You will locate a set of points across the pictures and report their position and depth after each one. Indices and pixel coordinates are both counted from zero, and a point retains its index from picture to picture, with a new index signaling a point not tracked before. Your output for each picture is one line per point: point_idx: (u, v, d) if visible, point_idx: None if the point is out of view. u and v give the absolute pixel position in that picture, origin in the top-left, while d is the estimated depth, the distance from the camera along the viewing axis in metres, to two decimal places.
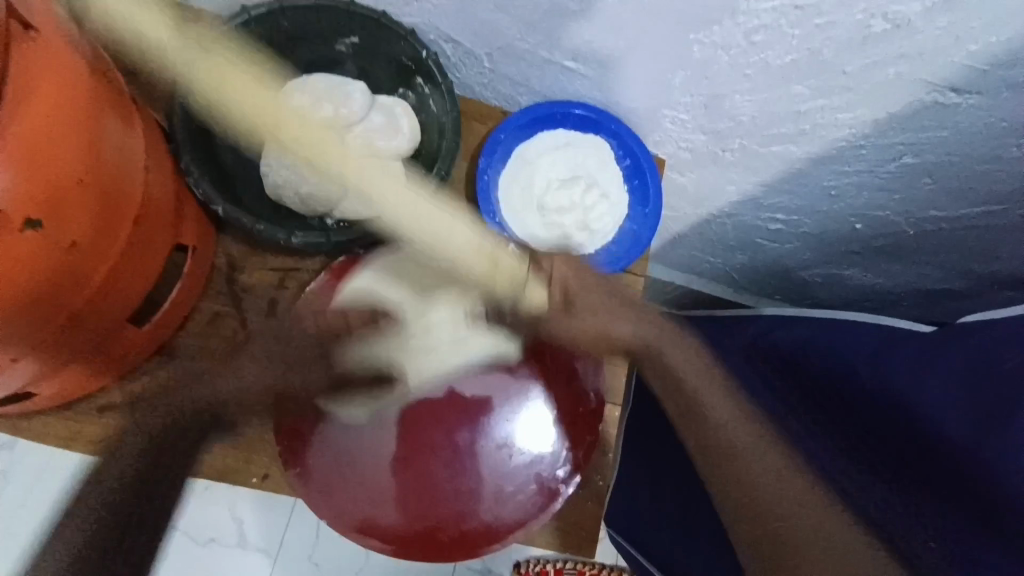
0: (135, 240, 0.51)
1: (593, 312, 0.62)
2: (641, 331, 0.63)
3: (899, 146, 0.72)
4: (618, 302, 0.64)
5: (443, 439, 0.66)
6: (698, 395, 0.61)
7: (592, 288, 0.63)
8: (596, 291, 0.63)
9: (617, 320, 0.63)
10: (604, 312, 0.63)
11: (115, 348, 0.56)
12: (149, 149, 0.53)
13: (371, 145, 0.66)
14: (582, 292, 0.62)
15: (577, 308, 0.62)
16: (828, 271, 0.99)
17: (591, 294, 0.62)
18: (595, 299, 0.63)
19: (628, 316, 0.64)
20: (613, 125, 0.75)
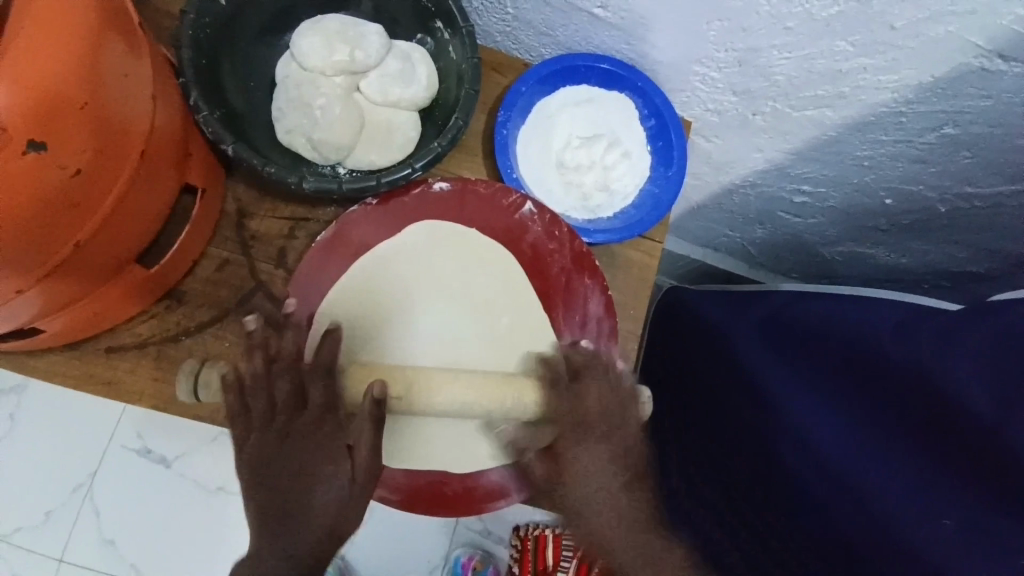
0: (141, 176, 0.49)
1: (574, 493, 0.58)
2: (605, 521, 0.57)
3: (941, 114, 0.69)
4: (607, 464, 0.59)
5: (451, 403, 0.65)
6: (632, 544, 0.55)
7: (585, 462, 0.59)
8: (585, 454, 0.59)
9: (598, 491, 0.58)
10: (587, 479, 0.58)
11: (124, 288, 0.55)
12: (157, 81, 0.51)
13: (386, 93, 0.65)
14: (571, 462, 0.59)
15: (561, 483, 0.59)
16: (850, 248, 0.96)
17: (586, 455, 0.59)
18: (580, 471, 0.58)
19: (603, 500, 0.57)
20: (640, 82, 0.72)
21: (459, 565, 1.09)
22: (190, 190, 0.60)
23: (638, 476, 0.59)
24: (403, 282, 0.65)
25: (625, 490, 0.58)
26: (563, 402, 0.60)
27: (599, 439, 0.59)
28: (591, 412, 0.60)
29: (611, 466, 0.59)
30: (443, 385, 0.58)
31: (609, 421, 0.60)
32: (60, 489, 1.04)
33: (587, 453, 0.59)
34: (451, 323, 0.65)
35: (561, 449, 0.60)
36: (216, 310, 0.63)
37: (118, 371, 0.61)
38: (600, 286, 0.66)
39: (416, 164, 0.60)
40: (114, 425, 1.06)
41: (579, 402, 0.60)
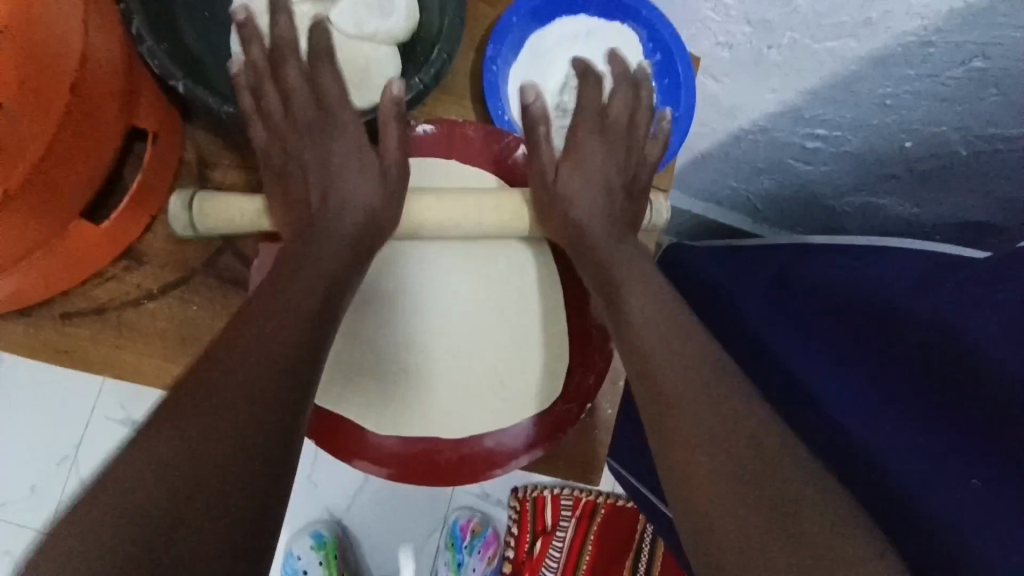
0: (80, 115, 0.43)
1: (570, 184, 0.59)
2: (610, 169, 0.61)
3: (972, 45, 0.62)
4: (607, 178, 0.60)
5: (450, 367, 0.61)
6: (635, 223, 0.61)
7: (591, 142, 0.62)
8: (597, 156, 0.61)
9: (589, 187, 0.60)
10: (583, 185, 0.59)
11: (72, 247, 0.49)
12: (90, 5, 0.44)
13: (359, 22, 0.57)
14: (584, 150, 0.61)
15: (577, 162, 0.60)
16: (862, 199, 0.90)
17: (591, 141, 0.61)
18: (590, 144, 0.61)
19: (604, 144, 0.62)
20: (646, 12, 0.64)
21: (457, 527, 1.07)
22: (143, 136, 0.54)
23: (636, 181, 0.62)
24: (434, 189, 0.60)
25: (622, 142, 0.62)
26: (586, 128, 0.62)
27: (608, 143, 0.62)
28: (617, 123, 0.62)
29: (614, 161, 0.61)
30: (461, 215, 0.57)
31: (624, 135, 0.62)
32: (45, 461, 1.01)
33: (595, 148, 0.61)
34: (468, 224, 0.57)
35: (579, 141, 0.61)
36: (180, 271, 0.57)
37: (80, 341, 0.56)
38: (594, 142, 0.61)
39: (396, 103, 0.54)
40: (95, 397, 1.02)
41: (607, 114, 0.62)
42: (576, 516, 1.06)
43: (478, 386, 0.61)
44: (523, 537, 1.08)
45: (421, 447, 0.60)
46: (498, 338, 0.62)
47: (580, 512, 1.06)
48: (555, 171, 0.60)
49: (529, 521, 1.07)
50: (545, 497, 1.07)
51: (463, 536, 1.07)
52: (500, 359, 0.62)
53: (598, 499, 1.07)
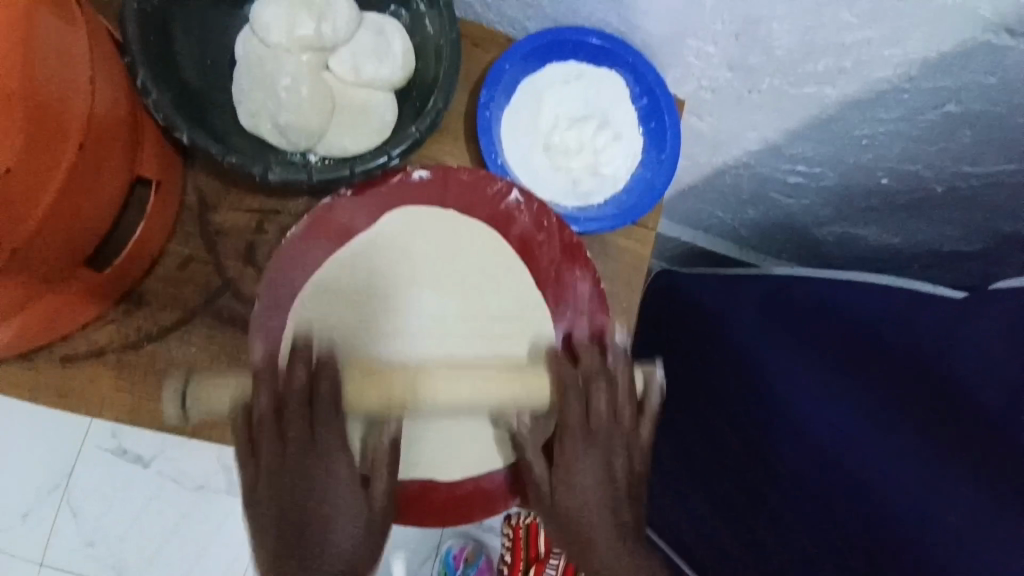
0: (85, 168, 0.44)
1: (565, 404, 0.53)
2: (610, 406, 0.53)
3: (945, 91, 0.65)
4: (603, 476, 0.53)
5: (446, 439, 0.61)
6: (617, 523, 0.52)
7: (575, 393, 0.53)
8: (580, 481, 0.52)
9: (589, 498, 0.52)
10: (582, 493, 0.52)
11: (74, 292, 0.51)
12: (96, 62, 0.46)
13: (357, 70, 0.59)
14: (573, 459, 0.52)
15: (561, 463, 0.53)
16: (843, 229, 0.93)
17: (584, 466, 0.52)
18: (575, 402, 0.53)
19: (604, 388, 0.53)
20: (631, 58, 0.67)
21: (451, 557, 1.08)
22: (145, 181, 0.55)
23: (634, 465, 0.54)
24: (436, 268, 0.62)
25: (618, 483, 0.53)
26: (574, 402, 0.53)
27: (602, 446, 0.53)
28: (599, 419, 0.53)
29: (606, 478, 0.53)
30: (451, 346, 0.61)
31: (608, 438, 0.53)
32: (34, 491, 1.00)
33: (585, 459, 0.52)
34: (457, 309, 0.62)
35: (565, 428, 0.53)
36: (180, 312, 0.58)
37: (78, 381, 0.57)
38: (591, 277, 0.62)
39: (393, 152, 0.56)
40: (86, 425, 1.01)
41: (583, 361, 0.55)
42: None
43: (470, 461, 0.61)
44: (517, 565, 1.06)
45: (412, 488, 0.60)
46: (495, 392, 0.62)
47: None
48: (547, 474, 0.55)
49: (523, 548, 1.06)
50: (537, 523, 1.06)
51: (457, 565, 1.08)
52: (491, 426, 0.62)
53: None
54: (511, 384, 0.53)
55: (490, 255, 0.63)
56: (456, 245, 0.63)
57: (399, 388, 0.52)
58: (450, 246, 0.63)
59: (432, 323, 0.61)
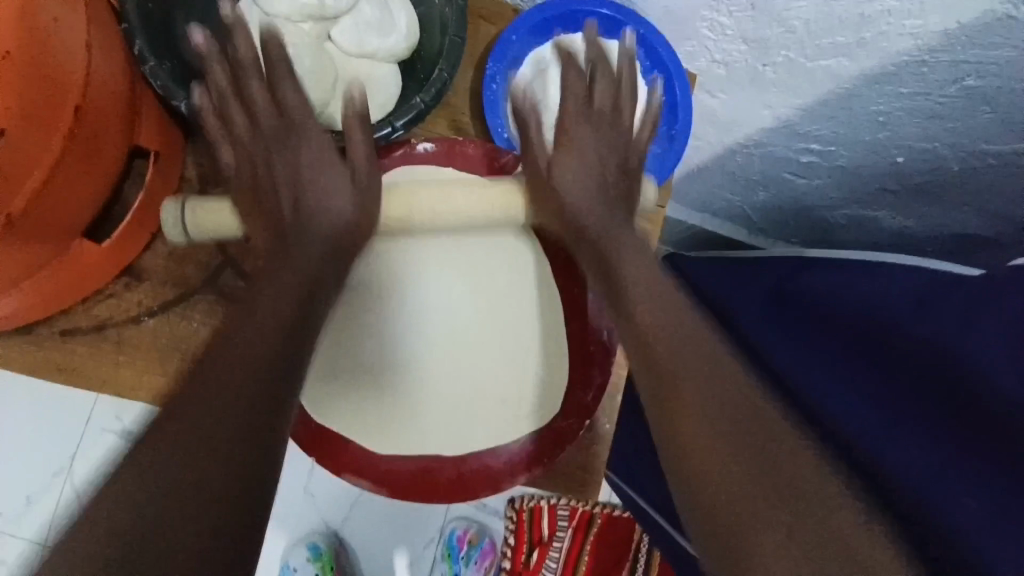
0: (84, 136, 0.43)
1: (563, 156, 0.58)
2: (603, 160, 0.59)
3: (966, 64, 0.63)
4: (600, 156, 0.59)
5: (451, 406, 0.62)
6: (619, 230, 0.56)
7: (580, 130, 0.59)
8: (583, 143, 0.58)
9: (583, 180, 0.58)
10: (575, 173, 0.58)
11: (73, 267, 0.50)
12: (92, 27, 0.44)
13: (359, 41, 0.58)
14: (575, 139, 0.59)
15: (557, 174, 0.57)
16: (855, 211, 0.91)
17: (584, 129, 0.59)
18: (578, 131, 0.59)
19: (595, 119, 0.60)
20: (643, 30, 0.65)
21: (455, 538, 1.08)
22: (145, 154, 0.54)
23: (629, 162, 0.60)
24: (427, 207, 0.57)
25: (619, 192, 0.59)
26: (576, 94, 0.60)
27: (597, 124, 0.60)
28: (602, 103, 0.60)
29: (609, 148, 0.59)
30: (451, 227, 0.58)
31: (606, 118, 0.60)
32: (38, 471, 1.00)
33: (582, 128, 0.59)
34: (455, 189, 0.57)
35: (569, 127, 0.59)
36: (181, 288, 0.57)
37: (79, 357, 0.56)
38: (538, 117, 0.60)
39: (397, 123, 0.55)
40: (90, 406, 1.01)
41: (592, 96, 0.60)
42: (573, 525, 1.06)
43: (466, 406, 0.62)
44: (519, 549, 1.07)
45: (417, 467, 0.60)
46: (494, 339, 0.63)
47: (576, 524, 1.06)
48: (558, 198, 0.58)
49: (526, 530, 1.07)
50: (540, 507, 1.06)
51: (461, 547, 1.07)
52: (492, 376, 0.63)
53: (595, 510, 1.06)
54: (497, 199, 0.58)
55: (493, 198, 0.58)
56: (453, 191, 0.57)
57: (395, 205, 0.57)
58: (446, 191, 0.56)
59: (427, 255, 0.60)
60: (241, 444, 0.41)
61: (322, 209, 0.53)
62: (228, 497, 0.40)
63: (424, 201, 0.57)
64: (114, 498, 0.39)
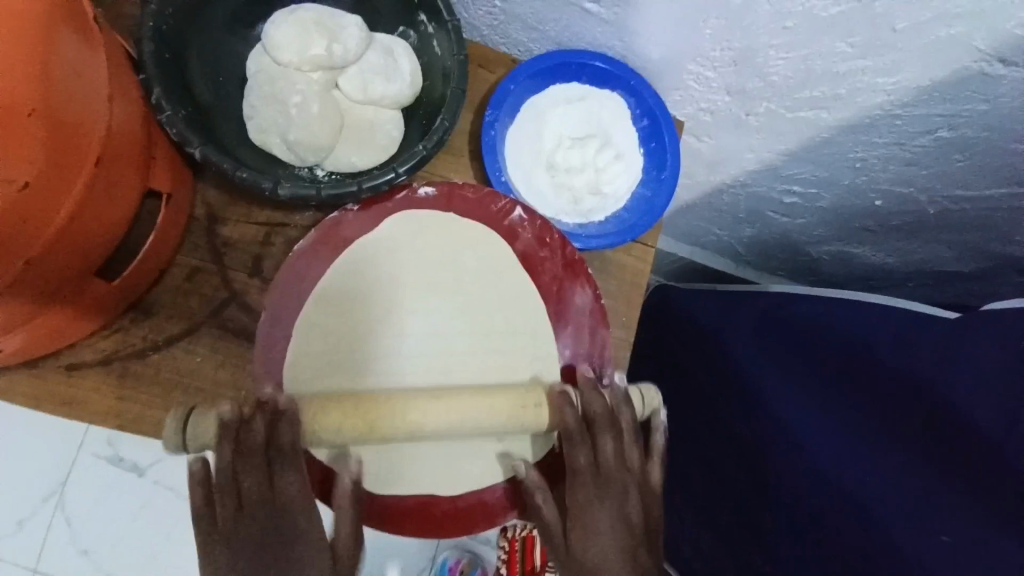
0: (101, 182, 0.45)
1: (574, 451, 0.54)
2: (612, 441, 0.54)
3: (937, 117, 0.67)
4: (618, 525, 0.51)
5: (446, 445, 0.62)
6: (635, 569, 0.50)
7: (586, 445, 0.55)
8: (601, 527, 0.51)
9: (604, 552, 0.50)
10: (597, 543, 0.50)
11: (81, 304, 0.51)
12: (114, 79, 0.47)
13: (366, 89, 0.61)
14: (585, 502, 0.52)
15: (574, 512, 0.52)
16: (838, 248, 0.95)
17: (597, 514, 0.51)
18: (584, 458, 0.54)
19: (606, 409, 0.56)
20: (633, 80, 0.69)
21: (446, 568, 1.09)
22: (155, 194, 0.57)
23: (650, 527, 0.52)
24: (410, 247, 0.62)
25: (628, 480, 0.53)
26: (582, 454, 0.54)
27: (609, 475, 0.53)
28: (609, 464, 0.54)
29: (626, 530, 0.51)
30: (432, 275, 0.62)
31: (619, 485, 0.53)
32: (29, 499, 1.00)
33: (605, 519, 0.51)
34: (449, 336, 0.62)
35: (585, 520, 0.51)
36: (185, 322, 0.59)
37: (81, 390, 0.57)
38: (593, 292, 0.63)
39: (400, 169, 0.57)
40: (84, 432, 1.01)
41: (595, 430, 0.55)
42: None
43: (457, 445, 0.62)
44: None
45: (411, 501, 0.60)
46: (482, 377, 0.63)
47: None
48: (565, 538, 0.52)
49: (518, 560, 1.06)
50: (532, 537, 1.07)
51: None
52: None
53: None
54: (470, 247, 0.63)
55: (470, 240, 0.63)
56: (436, 235, 0.63)
57: (381, 420, 0.54)
58: (428, 232, 0.63)
59: (404, 287, 0.62)
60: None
61: (309, 516, 0.51)
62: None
63: (406, 246, 0.62)
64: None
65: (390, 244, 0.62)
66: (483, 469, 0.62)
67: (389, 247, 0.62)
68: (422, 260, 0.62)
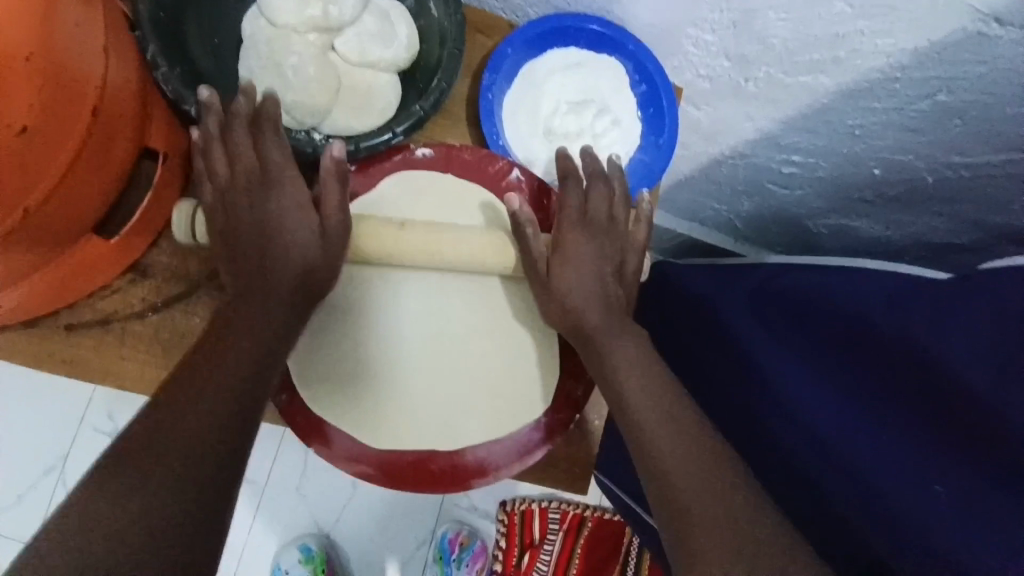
0: (99, 137, 0.46)
1: (568, 227, 0.60)
2: (603, 203, 0.61)
3: (936, 80, 0.67)
4: (599, 266, 0.60)
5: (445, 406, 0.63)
6: (613, 336, 0.58)
7: (572, 220, 0.60)
8: (581, 262, 0.59)
9: (586, 289, 0.59)
10: (577, 285, 0.59)
11: (81, 261, 0.52)
12: (111, 36, 0.47)
13: (363, 51, 0.60)
14: (573, 252, 0.60)
15: (562, 248, 0.60)
16: (836, 221, 0.95)
17: (583, 249, 0.60)
18: (573, 211, 0.60)
19: (597, 185, 0.62)
20: (632, 45, 0.68)
21: (446, 541, 1.08)
22: (154, 155, 0.57)
23: (625, 269, 0.62)
24: (407, 210, 0.62)
25: (609, 230, 0.61)
26: (573, 199, 0.61)
27: (595, 236, 0.61)
28: (597, 210, 0.61)
29: (603, 259, 0.60)
30: None
31: (607, 230, 0.61)
32: (31, 471, 1.01)
33: (586, 245, 0.60)
34: (447, 298, 0.64)
35: (563, 242, 0.60)
36: (186, 284, 0.59)
37: (83, 349, 0.58)
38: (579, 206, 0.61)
39: (397, 130, 0.58)
40: (85, 404, 1.02)
41: (586, 211, 0.61)
42: (563, 528, 1.08)
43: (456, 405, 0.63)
44: (510, 552, 1.09)
45: (410, 458, 0.61)
46: (480, 341, 0.64)
47: (568, 526, 1.09)
48: (546, 266, 0.60)
49: (517, 534, 1.08)
50: (532, 511, 1.08)
51: (452, 549, 1.08)
52: (479, 376, 0.64)
53: (585, 513, 1.09)
54: (467, 213, 0.63)
55: (466, 205, 0.63)
56: (434, 200, 0.63)
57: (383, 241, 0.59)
58: (423, 197, 0.63)
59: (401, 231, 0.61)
60: (212, 474, 0.44)
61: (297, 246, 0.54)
62: (182, 506, 0.42)
63: (405, 207, 0.62)
64: (93, 495, 0.41)
65: (390, 202, 0.62)
66: (480, 429, 0.62)
67: (389, 203, 0.62)
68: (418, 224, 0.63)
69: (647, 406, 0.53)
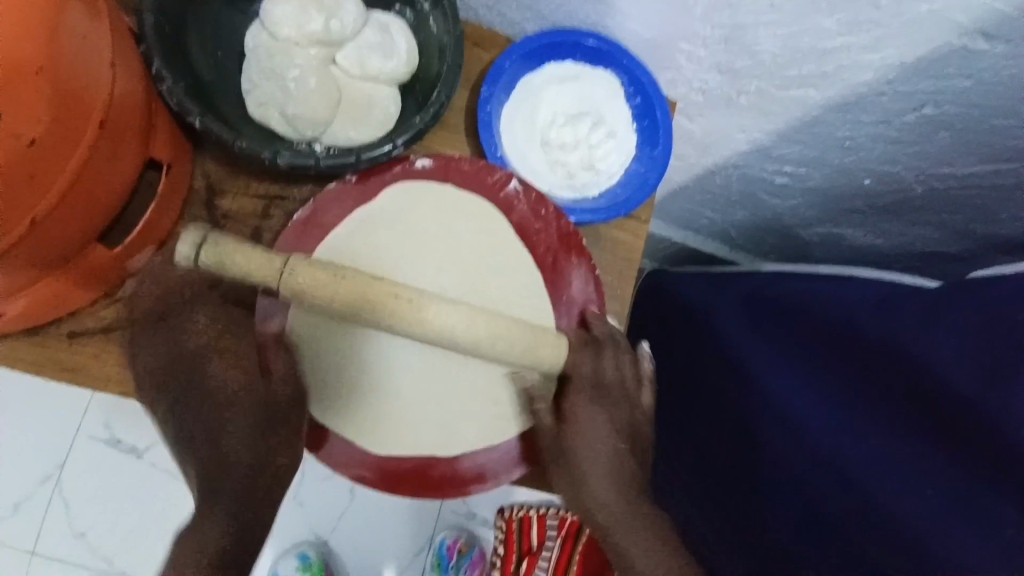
0: (105, 148, 0.46)
1: (575, 404, 0.60)
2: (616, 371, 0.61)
3: (923, 94, 0.68)
4: (613, 431, 0.59)
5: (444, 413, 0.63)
6: (620, 525, 0.55)
7: (586, 363, 0.60)
8: (592, 430, 0.59)
9: (597, 464, 0.58)
10: (587, 456, 0.58)
11: (85, 270, 0.52)
12: (118, 50, 0.48)
13: (363, 64, 0.62)
14: (584, 418, 0.59)
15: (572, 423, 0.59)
16: (828, 229, 0.96)
17: (595, 430, 0.59)
18: (583, 409, 0.60)
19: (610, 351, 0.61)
20: (626, 59, 0.70)
21: (444, 548, 1.09)
22: (158, 166, 0.58)
23: (638, 441, 0.61)
24: (406, 217, 0.64)
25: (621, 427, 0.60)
26: (586, 364, 0.60)
27: (609, 404, 0.60)
28: (610, 379, 0.61)
29: (614, 433, 0.60)
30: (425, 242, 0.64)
31: (618, 398, 0.61)
32: (28, 481, 1.01)
33: (597, 425, 0.59)
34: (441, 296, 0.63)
35: (575, 411, 0.59)
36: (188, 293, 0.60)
37: (85, 357, 0.59)
38: (588, 266, 0.64)
39: (398, 140, 0.58)
40: (80, 415, 1.01)
41: (599, 370, 0.60)
42: (560, 536, 1.06)
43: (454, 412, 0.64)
44: (507, 559, 1.08)
45: (410, 463, 0.62)
46: None
47: (565, 533, 1.06)
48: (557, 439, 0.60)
49: (515, 541, 1.08)
50: (529, 517, 1.08)
51: (450, 557, 1.08)
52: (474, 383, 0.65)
53: None
54: (468, 222, 0.65)
55: (467, 213, 0.65)
56: (436, 208, 0.64)
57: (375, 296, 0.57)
58: (424, 202, 0.64)
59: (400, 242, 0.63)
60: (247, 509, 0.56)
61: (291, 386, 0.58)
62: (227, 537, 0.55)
63: (405, 215, 0.64)
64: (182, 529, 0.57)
65: (391, 213, 0.63)
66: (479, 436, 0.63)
67: (391, 214, 0.63)
68: (419, 230, 0.64)
69: (625, 519, 0.56)
